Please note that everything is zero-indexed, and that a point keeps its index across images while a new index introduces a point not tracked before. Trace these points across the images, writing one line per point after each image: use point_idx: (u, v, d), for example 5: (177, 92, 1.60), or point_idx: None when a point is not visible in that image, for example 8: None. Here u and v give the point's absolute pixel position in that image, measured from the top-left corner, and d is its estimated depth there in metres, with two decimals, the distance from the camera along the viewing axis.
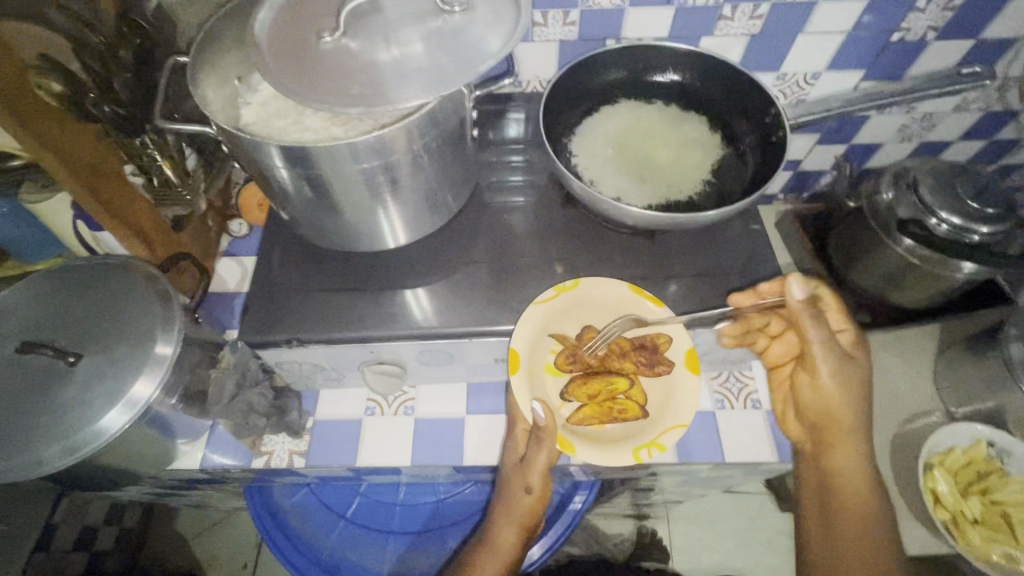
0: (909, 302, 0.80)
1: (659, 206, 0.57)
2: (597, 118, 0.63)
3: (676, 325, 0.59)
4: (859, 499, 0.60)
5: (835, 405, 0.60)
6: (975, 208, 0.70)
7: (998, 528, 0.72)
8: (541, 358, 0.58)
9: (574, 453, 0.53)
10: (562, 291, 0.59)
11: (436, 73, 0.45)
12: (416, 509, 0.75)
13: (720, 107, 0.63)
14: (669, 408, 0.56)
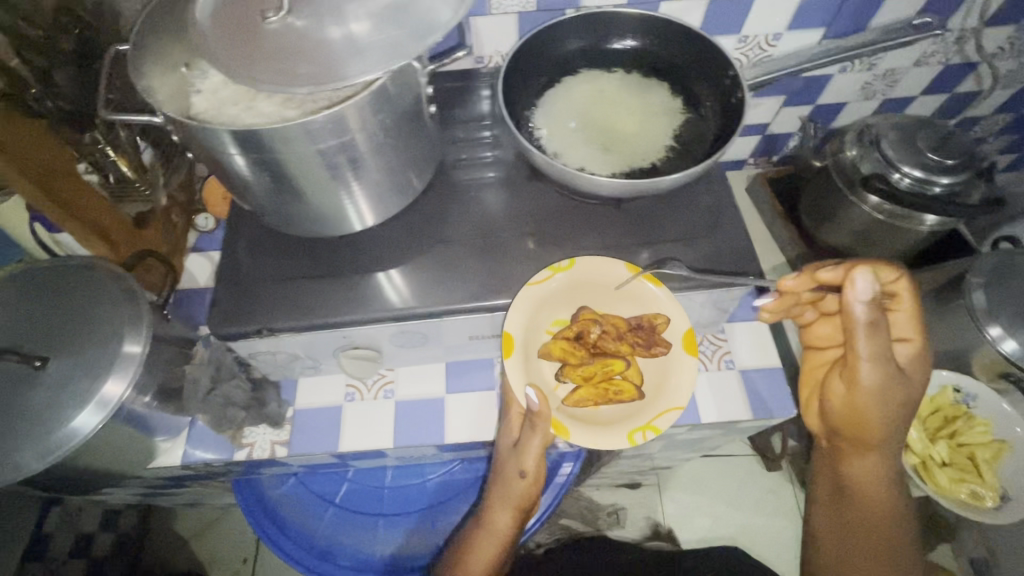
0: (875, 256, 0.82)
1: (623, 174, 0.57)
2: (560, 89, 0.62)
3: (673, 306, 0.60)
4: (879, 505, 0.62)
5: (863, 411, 0.59)
6: (935, 160, 0.71)
7: (966, 469, 0.76)
8: (538, 340, 0.60)
9: (568, 437, 0.55)
10: (557, 271, 0.60)
11: (387, 47, 0.44)
12: (404, 491, 0.76)
13: (682, 71, 0.63)
14: (665, 391, 0.58)
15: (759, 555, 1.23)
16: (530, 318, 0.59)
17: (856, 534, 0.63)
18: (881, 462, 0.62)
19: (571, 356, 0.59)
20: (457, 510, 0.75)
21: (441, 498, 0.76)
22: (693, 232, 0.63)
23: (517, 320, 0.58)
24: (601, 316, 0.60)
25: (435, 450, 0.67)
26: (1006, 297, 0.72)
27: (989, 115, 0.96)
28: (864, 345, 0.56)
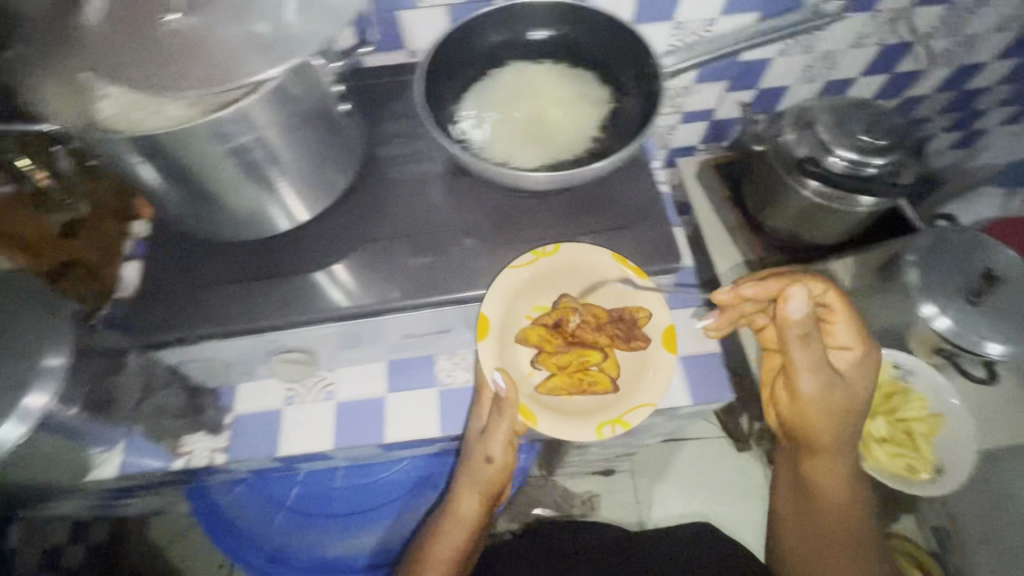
0: (817, 238, 0.83)
1: (547, 167, 0.57)
2: (488, 83, 0.61)
3: (657, 300, 0.63)
4: (838, 503, 0.68)
5: (809, 415, 0.65)
6: (867, 141, 0.72)
7: (903, 444, 0.79)
8: (516, 323, 0.63)
9: (535, 424, 0.59)
10: (540, 256, 0.62)
11: (286, 45, 0.43)
12: (354, 492, 0.76)
13: (609, 60, 0.62)
14: (639, 386, 0.61)
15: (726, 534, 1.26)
16: (511, 305, 0.62)
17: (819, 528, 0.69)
18: (838, 464, 0.67)
19: (547, 342, 0.63)
20: (405, 509, 0.76)
21: (389, 498, 0.76)
22: (625, 221, 0.63)
23: (495, 306, 0.60)
24: (585, 308, 0.64)
25: (377, 450, 0.67)
26: (937, 273, 0.74)
27: (931, 94, 0.97)
28: (800, 356, 0.62)
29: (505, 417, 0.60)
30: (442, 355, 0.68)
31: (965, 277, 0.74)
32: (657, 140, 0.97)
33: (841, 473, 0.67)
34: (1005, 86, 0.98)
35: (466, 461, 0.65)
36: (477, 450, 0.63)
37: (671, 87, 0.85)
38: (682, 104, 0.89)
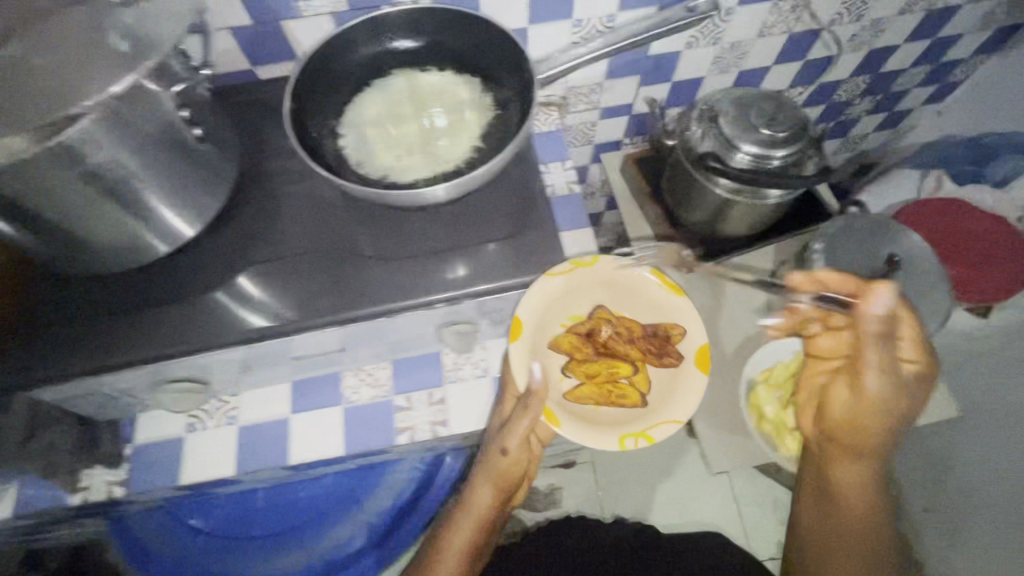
0: (733, 230, 0.84)
1: (424, 180, 0.55)
2: (367, 95, 0.60)
3: (691, 317, 0.65)
4: (865, 508, 0.64)
5: (863, 410, 0.60)
6: (768, 135, 0.72)
7: None
8: (551, 329, 0.65)
9: (557, 426, 0.58)
10: (578, 265, 0.66)
11: (113, 61, 0.41)
12: (277, 512, 0.75)
13: (493, 65, 0.61)
14: (668, 401, 0.61)
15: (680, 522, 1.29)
16: (546, 312, 0.64)
17: (832, 527, 0.65)
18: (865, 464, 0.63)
19: (579, 350, 0.65)
20: (331, 524, 0.76)
21: (314, 515, 0.75)
22: (523, 225, 0.61)
23: (530, 308, 0.62)
24: (618, 322, 0.67)
25: (286, 471, 0.65)
26: (844, 260, 0.74)
27: (848, 79, 0.98)
28: (870, 352, 0.59)
29: (524, 416, 0.59)
30: (348, 372, 0.66)
31: (870, 263, 0.75)
32: (579, 138, 0.96)
33: (865, 474, 0.63)
34: (919, 68, 0.99)
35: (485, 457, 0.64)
36: (494, 446, 0.62)
37: (583, 84, 0.84)
38: (598, 100, 0.88)
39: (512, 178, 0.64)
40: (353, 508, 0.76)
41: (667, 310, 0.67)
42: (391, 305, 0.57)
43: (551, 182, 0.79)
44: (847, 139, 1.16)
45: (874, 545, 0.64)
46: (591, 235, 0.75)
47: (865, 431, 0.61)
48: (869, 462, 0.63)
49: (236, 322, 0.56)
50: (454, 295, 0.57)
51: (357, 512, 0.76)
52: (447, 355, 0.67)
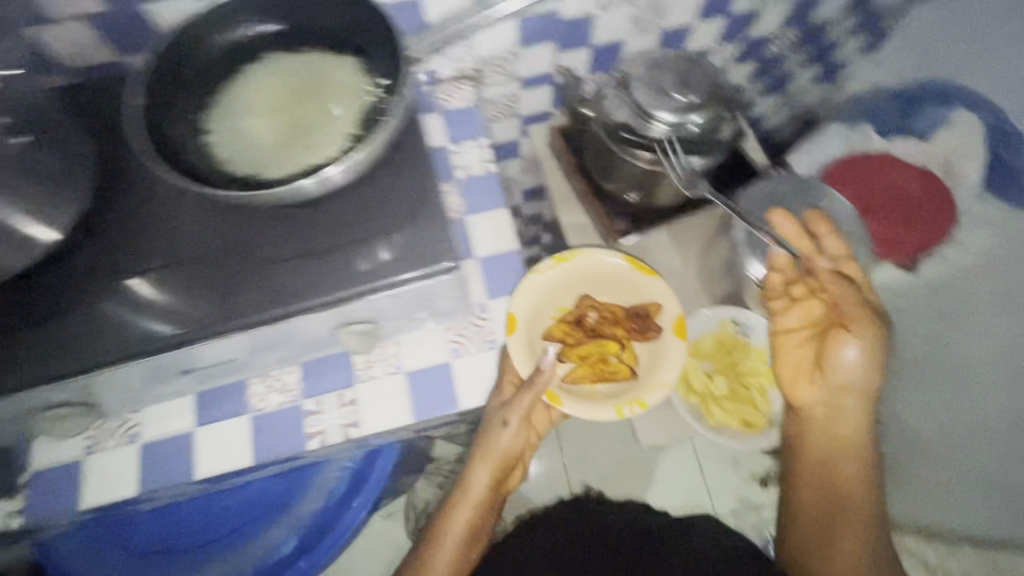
0: (663, 200, 0.82)
1: (295, 176, 0.50)
2: (238, 86, 0.55)
3: (666, 296, 0.74)
4: (863, 466, 0.65)
5: (861, 371, 0.64)
6: (681, 100, 0.68)
7: (742, 399, 0.75)
8: (541, 320, 0.71)
9: (561, 404, 0.66)
10: (561, 261, 0.76)
11: None
12: (215, 519, 0.74)
13: (369, 42, 0.55)
14: (653, 372, 0.69)
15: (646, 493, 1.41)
16: (536, 305, 0.71)
17: (843, 490, 0.65)
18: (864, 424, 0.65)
19: (570, 336, 0.71)
20: (272, 525, 0.76)
21: (254, 517, 0.76)
22: (417, 213, 0.57)
23: (519, 302, 0.68)
24: (603, 307, 0.73)
25: (199, 485, 0.64)
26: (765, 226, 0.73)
27: (777, 33, 0.94)
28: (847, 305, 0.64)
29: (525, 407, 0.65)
30: (254, 379, 0.63)
31: None
32: (503, 111, 0.92)
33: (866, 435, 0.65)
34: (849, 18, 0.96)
35: (483, 442, 0.70)
36: (492, 431, 0.68)
37: (496, 55, 0.79)
38: (515, 70, 0.84)
39: (407, 164, 0.60)
40: (282, 512, 0.76)
41: (644, 293, 0.75)
42: (294, 309, 0.53)
43: (465, 163, 0.74)
44: (784, 95, 1.13)
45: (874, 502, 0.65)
46: (507, 217, 0.72)
47: (865, 389, 0.64)
48: (867, 419, 0.65)
49: (140, 334, 0.52)
50: (363, 291, 0.54)
51: (286, 515, 0.77)
52: (357, 354, 0.64)
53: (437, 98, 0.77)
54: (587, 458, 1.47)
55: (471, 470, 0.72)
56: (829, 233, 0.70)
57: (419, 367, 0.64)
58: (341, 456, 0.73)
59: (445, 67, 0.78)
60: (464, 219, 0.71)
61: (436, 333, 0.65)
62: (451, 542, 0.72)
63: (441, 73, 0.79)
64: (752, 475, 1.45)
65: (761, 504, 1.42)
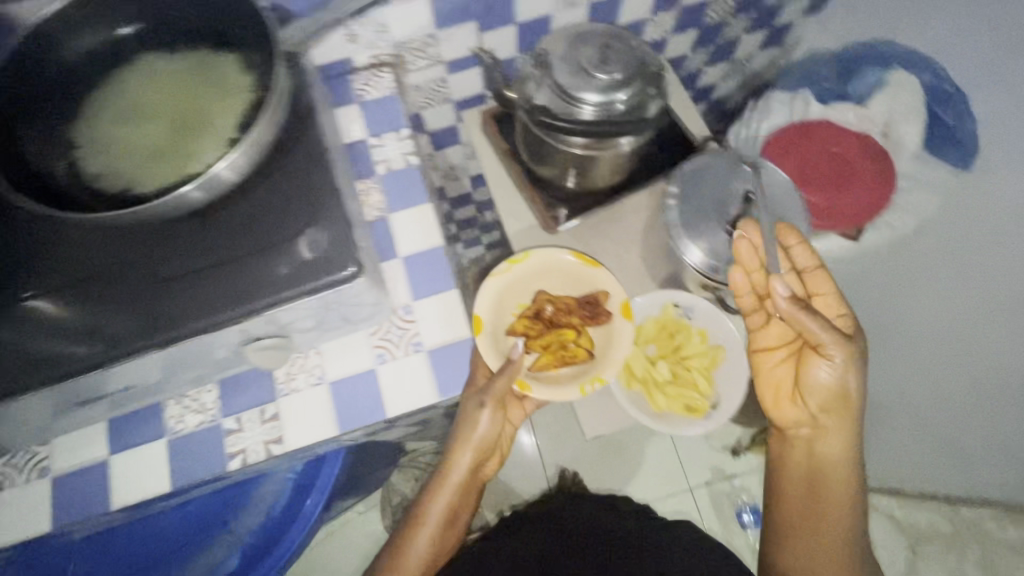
0: (599, 181, 0.80)
1: (169, 187, 0.46)
2: (113, 96, 0.51)
3: (610, 280, 0.72)
4: (845, 479, 0.67)
5: (835, 394, 0.64)
6: (603, 79, 0.66)
7: (685, 382, 0.73)
8: (503, 321, 0.71)
9: (530, 391, 0.65)
10: (514, 263, 0.74)
11: None
12: (150, 534, 0.77)
13: (246, 39, 0.51)
14: (610, 351, 0.68)
15: (621, 474, 1.44)
16: (496, 306, 0.71)
17: (825, 507, 0.67)
18: (847, 443, 0.66)
19: (530, 330, 0.70)
20: (207, 540, 0.79)
21: (190, 533, 0.79)
22: (315, 218, 0.53)
23: (481, 305, 0.69)
24: (557, 298, 0.72)
25: (123, 514, 0.61)
26: (699, 205, 0.71)
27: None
28: (813, 326, 0.60)
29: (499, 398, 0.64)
30: (170, 401, 0.61)
31: (726, 203, 0.71)
32: (434, 96, 0.87)
33: (850, 455, 0.66)
34: None
35: (460, 430, 0.68)
36: (470, 420, 0.66)
37: (412, 38, 0.73)
38: (437, 53, 0.78)
39: (308, 165, 0.54)
40: (221, 530, 0.80)
41: (591, 278, 0.73)
42: (204, 324, 0.50)
43: (386, 156, 0.71)
44: (732, 62, 1.06)
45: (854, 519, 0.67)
46: (431, 212, 0.68)
47: (845, 411, 0.65)
48: (852, 437, 0.66)
49: (59, 355, 0.51)
50: (277, 301, 0.51)
51: (227, 533, 0.80)
52: (277, 368, 0.62)
53: (355, 90, 0.73)
54: (559, 441, 1.47)
55: (451, 459, 0.71)
56: (798, 243, 0.68)
57: (343, 376, 0.62)
58: (276, 480, 0.78)
59: (358, 55, 0.72)
60: (387, 217, 0.68)
61: (360, 339, 0.63)
62: (429, 527, 0.73)
63: (355, 62, 0.73)
64: (723, 446, 1.45)
65: (732, 474, 1.44)
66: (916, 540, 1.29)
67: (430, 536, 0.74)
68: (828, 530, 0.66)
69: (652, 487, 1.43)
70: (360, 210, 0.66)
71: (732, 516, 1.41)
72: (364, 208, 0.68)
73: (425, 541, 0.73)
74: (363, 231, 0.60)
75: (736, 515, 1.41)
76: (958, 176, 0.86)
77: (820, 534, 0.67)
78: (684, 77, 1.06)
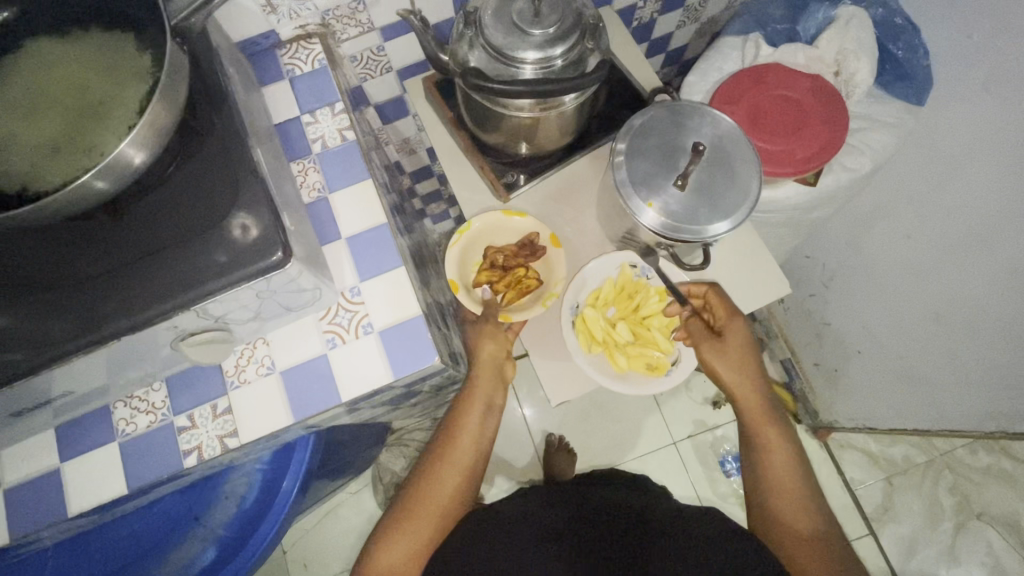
0: (546, 145, 0.79)
1: (68, 182, 0.44)
2: (4, 89, 0.48)
3: (536, 221, 0.78)
4: (774, 448, 0.77)
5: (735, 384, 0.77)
6: (538, 35, 0.63)
7: (645, 337, 0.76)
8: (469, 276, 0.80)
9: (510, 319, 0.76)
10: (463, 233, 0.79)
11: None
12: (126, 536, 0.79)
13: (142, 19, 0.48)
14: (552, 273, 0.77)
15: (607, 435, 1.46)
16: (460, 262, 0.79)
17: (769, 474, 0.76)
18: (769, 416, 0.78)
19: (492, 278, 0.77)
20: (181, 539, 0.80)
21: (164, 533, 0.80)
22: (231, 202, 0.50)
23: (451, 269, 0.78)
24: (502, 246, 0.79)
25: (86, 518, 0.61)
26: (644, 161, 0.69)
27: None
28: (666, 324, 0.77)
29: (490, 321, 0.76)
30: (118, 403, 0.60)
31: (675, 157, 0.69)
32: (373, 66, 0.84)
33: (772, 422, 0.78)
34: None
35: (474, 357, 0.76)
36: (478, 344, 0.77)
37: (338, 5, 0.69)
38: (368, 19, 0.73)
39: (224, 147, 0.51)
40: (193, 526, 0.80)
41: (522, 226, 0.79)
42: (137, 319, 0.49)
43: (321, 133, 0.68)
44: (684, 9, 1.02)
45: (804, 480, 0.76)
46: (372, 188, 0.65)
47: (749, 391, 0.77)
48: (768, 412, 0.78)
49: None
50: (214, 289, 0.49)
51: (199, 528, 0.81)
52: (225, 360, 0.61)
53: (284, 65, 0.70)
54: (542, 406, 1.48)
55: (470, 388, 0.76)
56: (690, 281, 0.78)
57: (294, 364, 0.61)
58: (244, 469, 0.79)
59: (282, 28, 0.69)
60: (327, 197, 0.65)
61: (309, 325, 0.62)
62: (453, 465, 0.76)
63: (281, 35, 0.69)
64: (704, 398, 1.48)
65: (714, 425, 1.46)
66: (892, 474, 1.39)
67: (452, 473, 0.76)
68: (776, 491, 0.75)
69: (638, 444, 1.45)
70: (297, 192, 0.63)
71: (716, 464, 1.44)
72: (301, 189, 0.65)
73: (450, 478, 0.76)
74: (297, 213, 0.58)
75: (720, 463, 1.44)
76: (908, 112, 0.85)
77: (773, 496, 0.75)
78: (637, 28, 1.02)
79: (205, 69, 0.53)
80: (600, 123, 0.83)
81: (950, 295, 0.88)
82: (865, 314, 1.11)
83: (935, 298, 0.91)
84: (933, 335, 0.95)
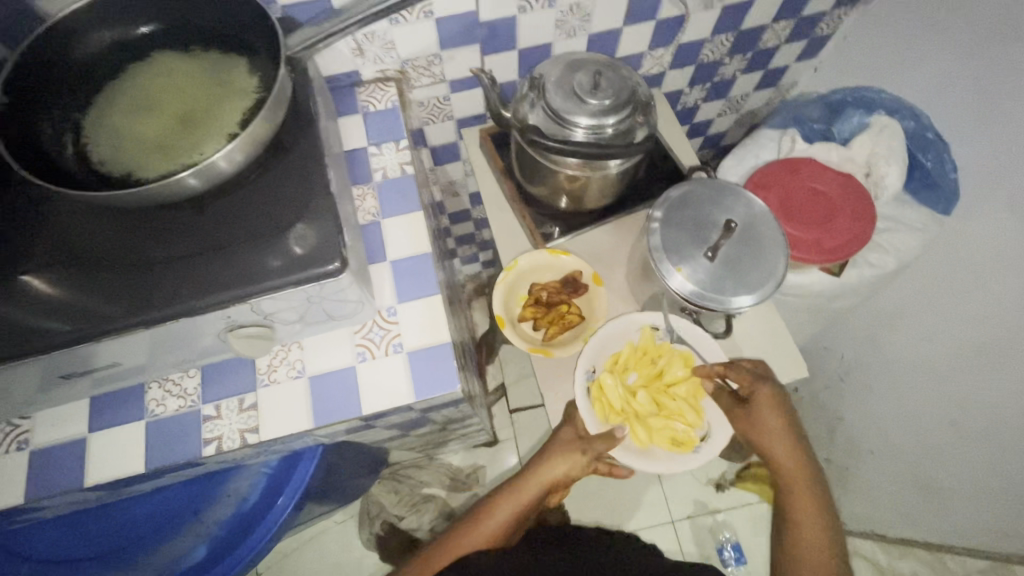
0: (586, 205, 0.84)
1: (166, 175, 0.49)
2: (127, 90, 0.55)
3: (577, 259, 0.83)
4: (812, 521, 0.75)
5: (779, 454, 0.75)
6: (595, 105, 0.69)
7: (668, 410, 0.75)
8: (513, 310, 0.84)
9: (553, 354, 0.79)
10: (509, 271, 0.83)
11: None
12: (126, 519, 0.79)
13: (257, 49, 0.55)
14: (594, 309, 0.82)
15: (603, 501, 1.43)
16: (505, 299, 0.84)
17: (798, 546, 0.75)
18: (811, 496, 0.75)
19: (537, 315, 0.82)
20: (176, 533, 0.80)
21: (162, 523, 0.80)
22: (298, 213, 0.54)
23: (497, 305, 0.83)
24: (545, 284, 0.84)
25: (96, 492, 0.63)
26: (679, 231, 0.73)
27: (713, 37, 0.91)
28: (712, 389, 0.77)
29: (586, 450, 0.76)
30: (153, 384, 0.63)
31: (707, 230, 0.73)
32: (437, 113, 0.91)
33: (813, 504, 0.75)
34: (782, 23, 0.93)
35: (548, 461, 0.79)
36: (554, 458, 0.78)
37: (417, 57, 0.77)
38: (442, 72, 0.81)
39: (303, 164, 0.57)
40: (192, 520, 0.81)
41: (565, 263, 0.83)
42: (191, 306, 0.52)
43: (383, 164, 0.74)
44: (727, 99, 1.11)
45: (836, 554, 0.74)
46: (422, 219, 0.70)
47: (790, 467, 0.75)
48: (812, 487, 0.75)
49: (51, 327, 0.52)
50: (268, 288, 0.53)
51: (196, 524, 0.81)
52: (261, 358, 0.64)
53: (360, 101, 0.78)
54: None
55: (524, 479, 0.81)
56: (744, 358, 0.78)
57: (324, 372, 0.64)
58: (251, 470, 0.80)
59: (365, 69, 0.76)
60: (379, 222, 0.70)
61: (344, 337, 0.65)
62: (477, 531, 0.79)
63: (362, 75, 0.77)
64: (708, 479, 1.44)
65: (715, 508, 1.42)
66: None
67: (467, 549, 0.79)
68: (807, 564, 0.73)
69: (633, 516, 1.41)
70: (354, 213, 0.68)
71: (712, 550, 1.38)
72: (357, 212, 0.70)
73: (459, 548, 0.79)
74: (353, 232, 0.63)
75: (716, 550, 1.38)
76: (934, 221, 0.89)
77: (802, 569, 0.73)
78: (682, 111, 1.10)
79: (299, 96, 0.59)
80: (638, 191, 0.88)
81: (967, 406, 0.88)
82: (880, 413, 1.10)
83: (954, 405, 0.90)
84: (949, 443, 0.93)
